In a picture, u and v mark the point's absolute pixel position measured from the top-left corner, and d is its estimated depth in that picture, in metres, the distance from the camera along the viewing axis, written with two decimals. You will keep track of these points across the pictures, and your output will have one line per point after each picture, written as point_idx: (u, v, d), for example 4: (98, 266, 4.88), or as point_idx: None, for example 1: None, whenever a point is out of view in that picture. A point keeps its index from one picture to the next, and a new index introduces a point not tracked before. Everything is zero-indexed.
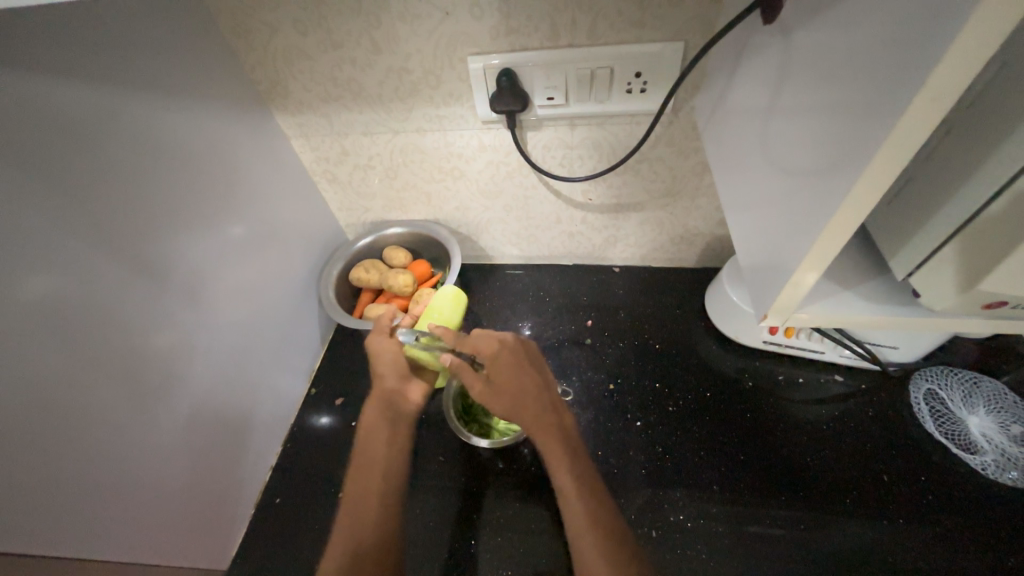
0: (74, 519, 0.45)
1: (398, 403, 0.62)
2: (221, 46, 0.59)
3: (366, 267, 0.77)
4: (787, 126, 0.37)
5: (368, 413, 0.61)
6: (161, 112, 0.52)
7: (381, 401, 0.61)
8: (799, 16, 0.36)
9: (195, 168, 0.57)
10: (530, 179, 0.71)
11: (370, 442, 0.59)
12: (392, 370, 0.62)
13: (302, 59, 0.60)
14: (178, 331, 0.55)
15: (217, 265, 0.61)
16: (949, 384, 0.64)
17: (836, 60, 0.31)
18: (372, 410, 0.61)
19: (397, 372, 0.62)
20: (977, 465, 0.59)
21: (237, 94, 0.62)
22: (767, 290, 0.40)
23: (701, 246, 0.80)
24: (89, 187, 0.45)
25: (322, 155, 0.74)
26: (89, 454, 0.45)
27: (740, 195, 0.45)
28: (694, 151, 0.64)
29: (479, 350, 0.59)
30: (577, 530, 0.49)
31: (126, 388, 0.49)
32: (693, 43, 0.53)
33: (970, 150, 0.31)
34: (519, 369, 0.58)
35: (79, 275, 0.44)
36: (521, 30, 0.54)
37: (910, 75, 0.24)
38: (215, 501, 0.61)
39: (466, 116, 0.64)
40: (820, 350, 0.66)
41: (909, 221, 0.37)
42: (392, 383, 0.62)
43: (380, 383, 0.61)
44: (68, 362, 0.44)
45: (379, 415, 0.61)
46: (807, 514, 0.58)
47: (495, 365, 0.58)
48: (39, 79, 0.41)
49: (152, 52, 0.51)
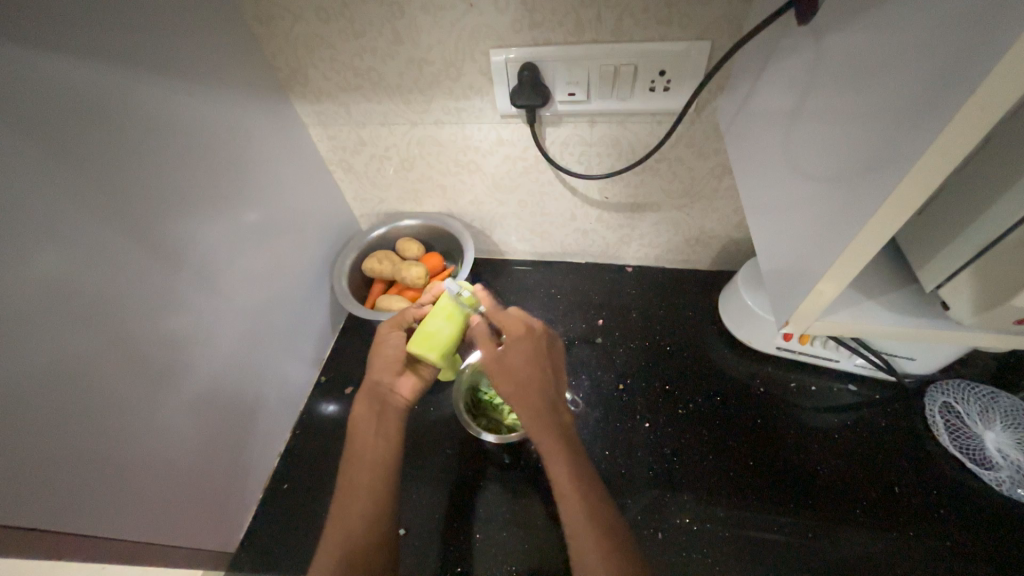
0: (86, 499, 0.45)
1: (386, 396, 0.60)
2: (242, 32, 0.59)
3: (379, 258, 0.77)
4: (816, 131, 0.36)
5: (358, 407, 0.60)
6: (182, 97, 0.53)
7: (370, 393, 0.60)
8: (833, 18, 0.35)
9: (213, 153, 0.57)
10: (546, 175, 0.71)
11: (361, 434, 0.59)
12: (385, 362, 0.61)
13: (323, 48, 0.60)
14: (191, 317, 0.56)
15: (232, 252, 0.61)
16: (965, 398, 0.63)
17: (872, 64, 0.30)
18: (361, 403, 0.60)
19: (388, 366, 0.61)
20: (991, 481, 0.58)
21: (257, 80, 0.62)
22: (787, 297, 0.39)
23: (716, 249, 0.79)
24: (106, 170, 0.45)
25: (339, 145, 0.74)
26: (97, 434, 0.46)
27: (762, 200, 0.45)
28: (715, 152, 0.63)
29: (505, 326, 0.60)
30: (573, 530, 0.49)
31: (136, 370, 0.50)
32: (720, 41, 0.52)
33: (1009, 162, 0.30)
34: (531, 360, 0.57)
35: (94, 256, 0.45)
36: (544, 24, 0.53)
37: (953, 84, 0.23)
38: (224, 484, 0.62)
39: (485, 110, 0.63)
40: (835, 358, 0.65)
41: (940, 232, 0.37)
42: (383, 375, 0.61)
43: (369, 375, 0.61)
44: (82, 342, 0.44)
45: (368, 409, 0.60)
46: (813, 523, 0.57)
47: (512, 347, 0.58)
48: (63, 61, 0.41)
49: (175, 37, 0.51)
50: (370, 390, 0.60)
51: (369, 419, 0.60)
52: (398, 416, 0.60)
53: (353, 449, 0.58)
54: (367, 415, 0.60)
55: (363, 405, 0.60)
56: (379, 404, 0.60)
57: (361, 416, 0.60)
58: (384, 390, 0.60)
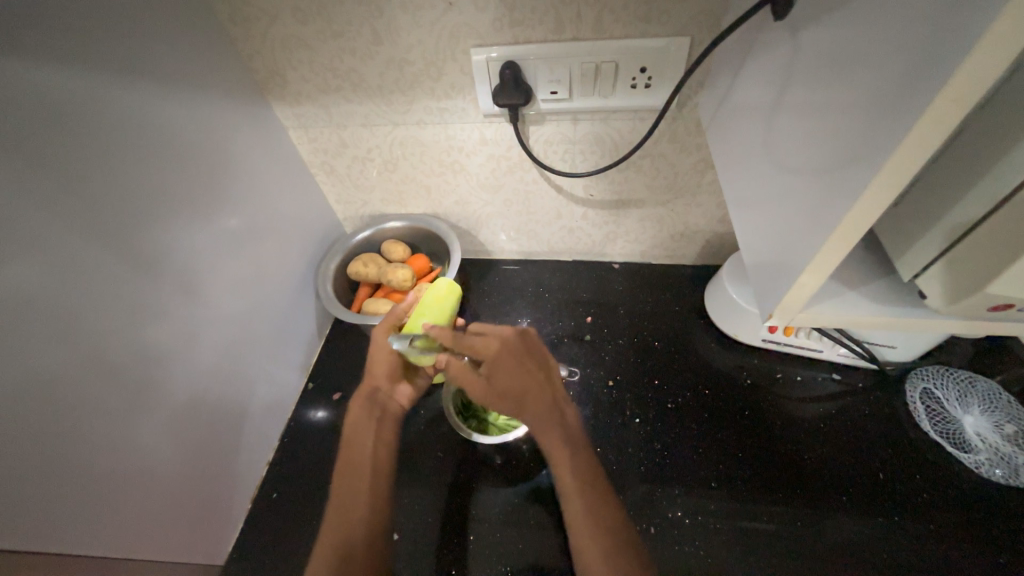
0: (69, 518, 0.44)
1: (385, 403, 0.62)
2: (218, 34, 0.58)
3: (365, 261, 0.76)
4: (794, 125, 0.36)
5: (355, 412, 0.60)
6: (157, 101, 0.51)
7: (369, 399, 0.61)
8: (809, 12, 0.35)
9: (190, 157, 0.56)
10: (531, 174, 0.70)
11: (358, 441, 0.59)
12: (388, 372, 0.62)
13: (301, 49, 0.59)
14: (171, 327, 0.54)
15: (211, 259, 0.60)
16: (944, 384, 0.65)
17: (846, 60, 0.31)
18: (359, 407, 0.61)
19: (390, 376, 0.62)
20: (970, 464, 0.60)
21: (233, 83, 0.61)
22: (771, 290, 0.40)
23: (701, 243, 0.79)
24: (79, 178, 0.44)
25: (320, 147, 0.73)
26: (80, 450, 0.45)
27: (744, 194, 0.45)
28: (697, 147, 0.64)
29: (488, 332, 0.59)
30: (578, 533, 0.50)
31: (118, 383, 0.48)
32: (699, 38, 0.52)
33: (981, 153, 0.30)
34: (518, 360, 0.57)
35: (71, 267, 0.43)
36: (526, 23, 0.53)
37: (928, 79, 0.24)
38: (210, 495, 0.61)
39: (467, 109, 0.63)
40: (819, 348, 0.66)
41: (916, 222, 0.37)
42: (383, 383, 0.62)
43: (369, 379, 0.62)
44: (59, 355, 0.43)
45: (366, 413, 0.60)
46: (802, 511, 0.58)
47: (494, 361, 0.57)
48: (31, 66, 0.40)
49: (146, 39, 0.50)
50: (369, 394, 0.61)
51: (365, 423, 0.60)
52: (392, 423, 0.62)
53: (348, 453, 0.58)
54: (365, 418, 0.60)
55: (360, 409, 0.61)
56: (378, 409, 0.61)
57: (357, 420, 0.60)
58: (382, 397, 0.62)
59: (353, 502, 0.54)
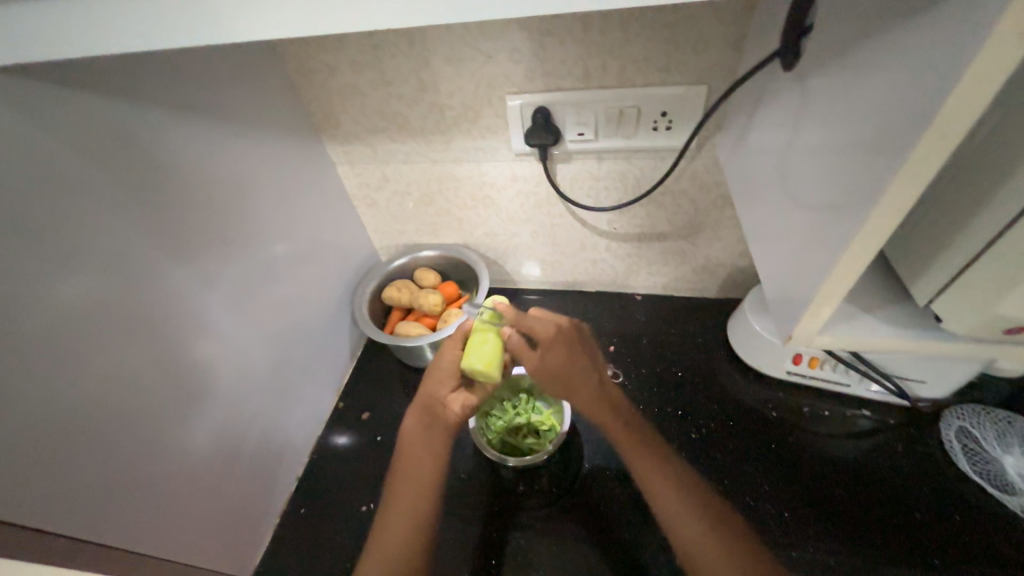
0: (121, 514, 0.47)
1: (438, 411, 0.63)
2: (283, 83, 0.66)
3: (399, 287, 0.81)
4: (808, 163, 0.39)
5: (409, 420, 0.63)
6: (226, 140, 0.59)
7: (421, 408, 0.63)
8: (813, 63, 0.39)
9: (248, 187, 0.62)
10: (557, 209, 0.75)
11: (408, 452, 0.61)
12: (441, 377, 0.63)
13: (355, 96, 0.67)
14: (219, 338, 0.59)
15: (260, 280, 0.65)
16: (981, 423, 0.63)
17: (848, 103, 0.34)
18: (413, 417, 0.63)
19: (444, 381, 0.63)
20: (1015, 507, 0.57)
21: (294, 124, 0.69)
22: (791, 315, 0.41)
23: (723, 276, 0.81)
24: (156, 203, 0.50)
25: (364, 181, 0.80)
26: (133, 449, 0.48)
27: (764, 226, 0.48)
28: (716, 183, 0.67)
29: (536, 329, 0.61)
30: (686, 536, 0.49)
31: (171, 388, 0.53)
32: (715, 85, 0.57)
33: (985, 183, 0.33)
34: (569, 353, 0.62)
35: (142, 279, 0.49)
36: (555, 73, 0.59)
37: (915, 118, 0.27)
38: (243, 504, 0.63)
39: (500, 148, 0.68)
40: (847, 382, 0.66)
41: (927, 250, 0.39)
42: (438, 390, 0.63)
43: (423, 389, 0.64)
44: (126, 358, 0.48)
45: (418, 423, 0.63)
46: (837, 553, 0.56)
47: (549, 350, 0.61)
48: (127, 109, 0.47)
49: (222, 88, 0.58)
50: (422, 404, 0.63)
51: (417, 433, 0.62)
52: (443, 435, 0.62)
53: (400, 465, 0.60)
54: (417, 429, 0.63)
55: (414, 418, 0.63)
56: (430, 418, 0.63)
57: (410, 430, 0.63)
58: (436, 404, 0.63)
59: (399, 514, 0.55)
